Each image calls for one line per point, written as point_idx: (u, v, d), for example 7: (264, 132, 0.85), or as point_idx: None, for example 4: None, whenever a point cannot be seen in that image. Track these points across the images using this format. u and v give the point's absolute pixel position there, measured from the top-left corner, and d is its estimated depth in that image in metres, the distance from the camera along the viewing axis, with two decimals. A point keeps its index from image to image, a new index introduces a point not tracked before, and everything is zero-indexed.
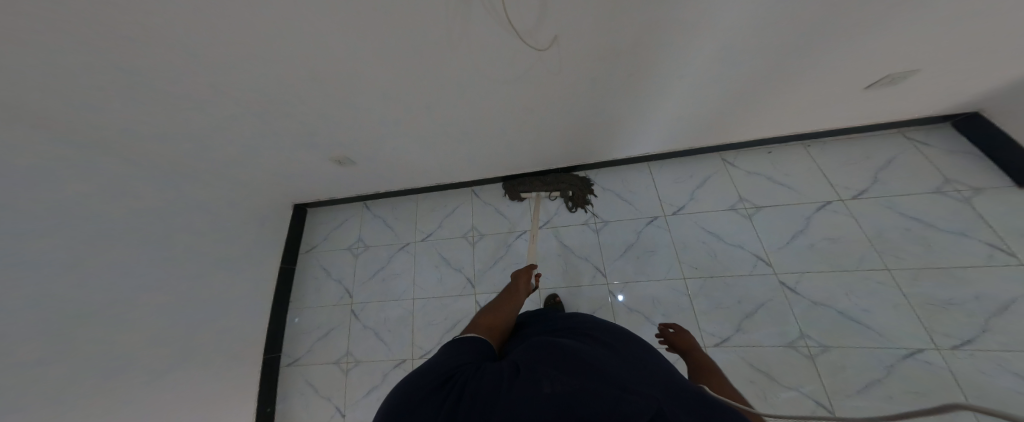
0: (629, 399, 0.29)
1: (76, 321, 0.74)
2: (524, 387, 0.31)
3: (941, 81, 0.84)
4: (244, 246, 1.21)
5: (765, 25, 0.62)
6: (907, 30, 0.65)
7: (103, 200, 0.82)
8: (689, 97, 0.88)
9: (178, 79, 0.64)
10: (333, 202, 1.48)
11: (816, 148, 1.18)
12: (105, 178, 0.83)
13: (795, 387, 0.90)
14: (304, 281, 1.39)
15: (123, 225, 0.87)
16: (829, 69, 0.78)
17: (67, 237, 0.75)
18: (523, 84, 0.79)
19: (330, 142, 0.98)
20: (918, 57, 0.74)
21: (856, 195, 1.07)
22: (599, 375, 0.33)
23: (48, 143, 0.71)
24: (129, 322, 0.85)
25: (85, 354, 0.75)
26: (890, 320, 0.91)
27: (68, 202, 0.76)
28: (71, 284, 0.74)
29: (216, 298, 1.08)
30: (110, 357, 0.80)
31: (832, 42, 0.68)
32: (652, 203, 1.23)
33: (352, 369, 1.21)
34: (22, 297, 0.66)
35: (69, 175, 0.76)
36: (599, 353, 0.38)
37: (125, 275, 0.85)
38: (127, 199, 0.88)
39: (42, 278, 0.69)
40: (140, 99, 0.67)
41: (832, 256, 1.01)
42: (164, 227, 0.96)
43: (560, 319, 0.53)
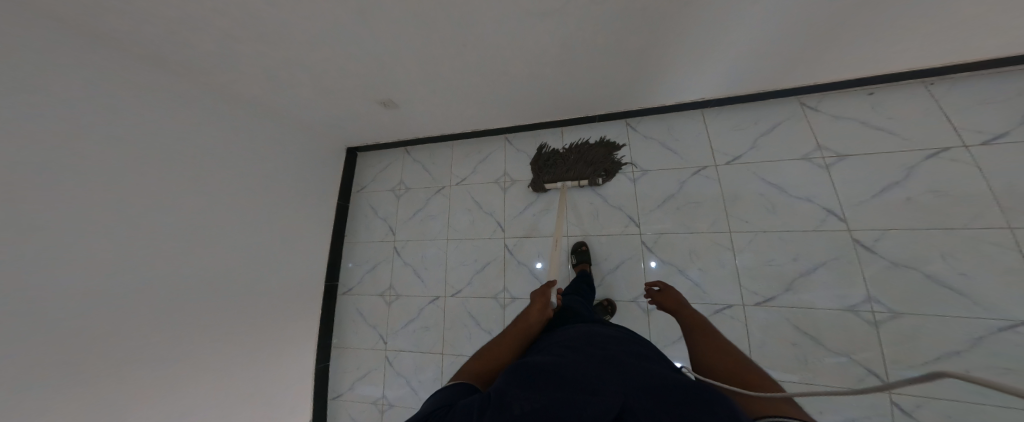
0: (596, 403, 0.32)
1: (196, 228, 0.94)
2: (500, 406, 0.32)
3: None
4: (309, 181, 1.37)
5: None
6: None
7: (205, 132, 0.97)
8: (771, 23, 0.72)
9: (244, 13, 0.70)
10: (377, 146, 1.58)
11: (943, 84, 0.91)
12: (206, 112, 0.98)
13: (844, 354, 0.83)
14: (355, 217, 1.56)
15: (228, 154, 1.04)
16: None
17: (185, 161, 0.92)
18: (565, 12, 0.72)
19: (374, 84, 1.02)
20: None
21: (989, 139, 0.84)
22: (574, 386, 0.35)
23: (148, 75, 0.85)
24: (238, 235, 1.05)
25: (207, 256, 0.96)
26: (994, 288, 0.76)
27: (186, 132, 0.92)
28: (189, 197, 0.92)
29: (292, 226, 1.27)
30: (225, 264, 1.01)
31: None
32: (703, 151, 1.10)
33: (393, 301, 1.38)
34: (154, 204, 0.84)
35: (180, 108, 0.91)
36: (577, 363, 0.41)
37: (234, 195, 1.05)
38: (224, 133, 1.03)
39: (171, 194, 0.88)
40: (219, 36, 0.76)
41: (934, 213, 0.83)
42: (253, 159, 1.13)
43: (553, 337, 0.55)
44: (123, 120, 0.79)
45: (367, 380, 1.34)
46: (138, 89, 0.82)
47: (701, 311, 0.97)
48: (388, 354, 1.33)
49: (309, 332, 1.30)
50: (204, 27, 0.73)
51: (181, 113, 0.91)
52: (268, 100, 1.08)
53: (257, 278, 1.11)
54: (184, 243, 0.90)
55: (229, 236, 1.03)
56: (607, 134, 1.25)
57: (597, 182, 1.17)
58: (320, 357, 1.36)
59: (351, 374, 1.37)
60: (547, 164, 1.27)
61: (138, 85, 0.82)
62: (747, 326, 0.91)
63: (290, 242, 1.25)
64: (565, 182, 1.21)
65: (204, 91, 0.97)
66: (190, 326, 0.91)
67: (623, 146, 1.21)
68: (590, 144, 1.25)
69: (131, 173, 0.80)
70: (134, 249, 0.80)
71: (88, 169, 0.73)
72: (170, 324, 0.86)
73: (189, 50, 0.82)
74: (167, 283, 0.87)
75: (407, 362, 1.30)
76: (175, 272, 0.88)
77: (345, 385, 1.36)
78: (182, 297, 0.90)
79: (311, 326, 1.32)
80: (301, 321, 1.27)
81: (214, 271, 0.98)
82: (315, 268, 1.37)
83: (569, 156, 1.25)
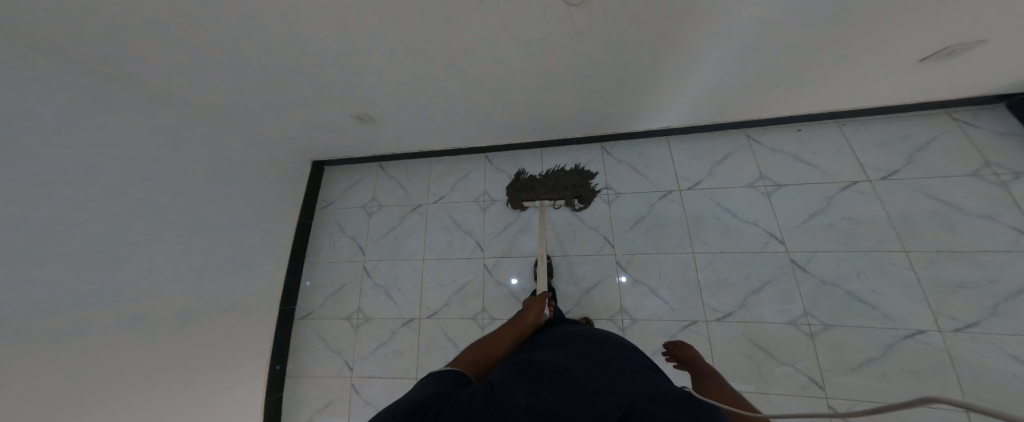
0: (597, 407, 0.37)
1: (122, 248, 0.84)
2: (506, 396, 0.37)
3: (991, 55, 0.80)
4: (266, 194, 1.27)
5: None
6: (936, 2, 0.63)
7: (134, 139, 0.87)
8: (720, 68, 0.86)
9: (205, 22, 0.67)
10: (347, 160, 1.51)
11: (852, 126, 1.11)
12: (145, 118, 0.90)
13: (789, 363, 0.95)
14: (320, 236, 1.45)
15: (168, 165, 0.95)
16: (892, 32, 0.72)
17: (115, 174, 0.83)
18: (547, 45, 0.78)
19: (347, 98, 0.99)
20: (949, 33, 0.72)
21: (887, 175, 1.03)
22: (573, 384, 0.40)
23: (51, 68, 0.73)
24: (176, 256, 0.96)
25: (134, 281, 0.86)
26: (898, 303, 0.92)
27: (119, 140, 0.84)
28: (101, 213, 0.80)
29: (244, 246, 1.16)
30: (157, 288, 0.91)
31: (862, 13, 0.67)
32: (668, 177, 1.20)
33: (361, 325, 1.29)
34: (69, 225, 0.74)
35: (116, 114, 0.84)
36: (572, 362, 0.45)
37: (171, 211, 0.95)
38: (166, 144, 0.95)
39: (93, 211, 0.78)
40: (179, 40, 0.72)
41: (851, 237, 1.00)
42: (189, 171, 1.01)
43: (545, 335, 0.60)
44: (27, 122, 0.68)
45: (329, 412, 1.23)
46: (49, 86, 0.72)
47: (672, 326, 1.05)
48: (354, 382, 1.24)
49: (258, 361, 1.18)
50: (159, 32, 0.69)
51: (94, 116, 0.79)
52: (223, 107, 1.01)
53: (199, 300, 1.01)
54: (92, 267, 0.78)
55: (164, 257, 0.93)
56: (583, 157, 1.32)
57: (573, 206, 1.25)
58: (272, 389, 1.23)
59: (310, 405, 1.25)
60: (529, 180, 1.31)
61: (47, 82, 0.72)
62: (710, 339, 1.01)
63: (236, 263, 1.13)
64: (542, 200, 1.26)
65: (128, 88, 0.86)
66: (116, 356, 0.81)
67: (598, 174, 1.27)
68: (566, 171, 1.30)
69: (29, 186, 0.68)
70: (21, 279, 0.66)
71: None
72: (72, 363, 0.73)
73: (132, 44, 0.73)
74: (87, 310, 0.76)
75: (376, 391, 1.21)
76: (97, 299, 0.78)
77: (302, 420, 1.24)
78: (105, 325, 0.79)
79: (260, 354, 1.19)
80: (246, 349, 1.14)
81: (132, 299, 0.85)
82: (269, 291, 1.25)
83: (551, 177, 1.30)
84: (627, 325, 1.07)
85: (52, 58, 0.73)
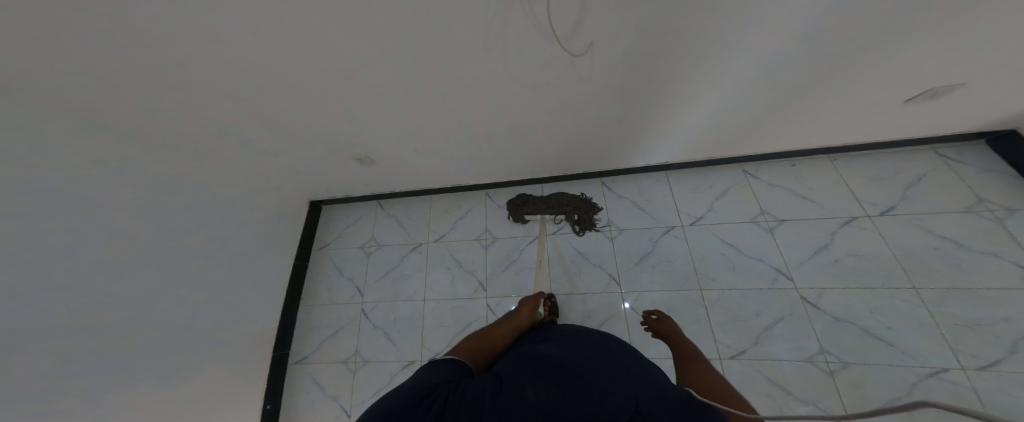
0: (608, 403, 0.37)
1: (105, 301, 0.79)
2: (515, 391, 0.37)
3: (963, 100, 0.86)
4: (262, 236, 1.25)
5: (792, 44, 0.66)
6: (914, 50, 0.68)
7: (125, 188, 0.85)
8: (713, 109, 0.90)
9: (217, 76, 0.69)
10: (347, 200, 1.51)
11: (843, 161, 1.16)
12: (141, 164, 0.89)
13: (812, 402, 0.90)
14: (316, 278, 1.41)
15: (160, 212, 0.93)
16: (880, 75, 0.77)
17: (104, 221, 0.81)
18: (550, 88, 0.82)
19: (350, 141, 1.01)
20: (924, 78, 0.77)
21: (883, 211, 1.06)
22: (583, 384, 0.40)
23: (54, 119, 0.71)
24: (160, 306, 0.90)
25: (114, 337, 0.80)
26: (915, 341, 0.90)
27: (113, 187, 0.83)
28: (79, 265, 0.75)
29: (232, 291, 1.11)
30: (136, 344, 0.84)
31: (846, 59, 0.71)
32: (670, 212, 1.21)
33: (359, 369, 1.21)
34: (54, 280, 0.70)
35: (114, 163, 0.83)
36: (577, 358, 0.46)
37: (158, 258, 0.91)
38: (158, 191, 0.93)
39: (76, 263, 0.74)
40: (188, 94, 0.73)
41: (856, 274, 1.01)
42: (177, 218, 0.98)
43: (549, 330, 0.61)
44: (23, 176, 0.66)
45: None
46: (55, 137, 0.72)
47: None
48: None
49: (248, 410, 1.10)
50: (168, 88, 0.71)
51: (92, 164, 0.78)
52: (225, 156, 1.02)
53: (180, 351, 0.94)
54: (69, 325, 0.72)
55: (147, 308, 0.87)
56: (584, 191, 1.33)
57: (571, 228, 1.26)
58: None
59: None
60: (532, 196, 1.34)
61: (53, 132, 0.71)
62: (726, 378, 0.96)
63: (224, 309, 1.08)
64: (542, 214, 1.30)
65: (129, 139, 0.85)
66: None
67: (601, 208, 1.28)
68: (571, 195, 1.31)
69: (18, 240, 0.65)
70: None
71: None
72: None
73: (145, 98, 0.73)
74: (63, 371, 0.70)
75: None
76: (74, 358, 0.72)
77: None
78: (80, 387, 0.73)
79: (254, 402, 1.13)
80: (229, 402, 1.06)
81: (109, 353, 0.79)
82: (263, 336, 1.20)
83: (555, 195, 1.32)
84: None
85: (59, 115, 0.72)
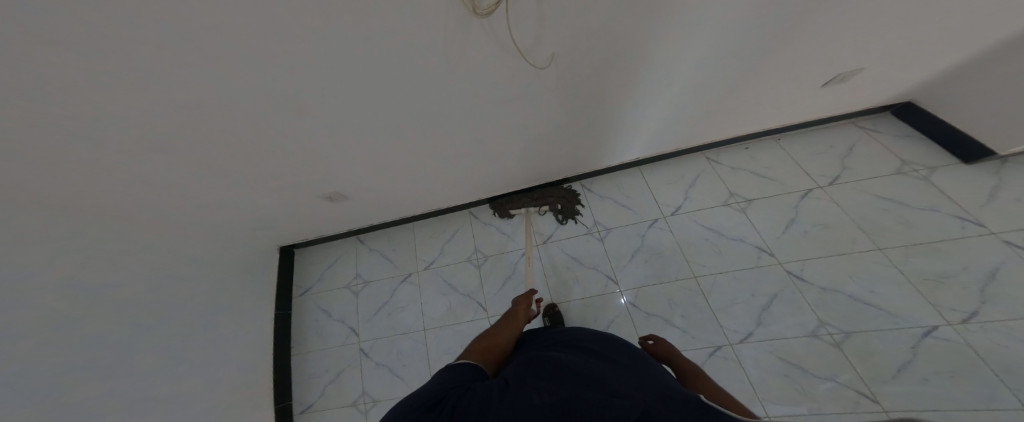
0: (615, 404, 0.30)
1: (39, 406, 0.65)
2: (520, 393, 0.31)
3: (870, 79, 1.01)
4: (227, 296, 1.12)
5: (730, 45, 0.76)
6: (826, 41, 0.80)
7: (65, 265, 0.75)
8: (671, 106, 0.99)
9: (178, 135, 0.65)
10: (322, 240, 1.42)
11: (786, 141, 1.30)
12: (77, 238, 0.78)
13: (830, 377, 0.89)
14: (303, 323, 1.30)
15: (104, 286, 0.81)
16: (799, 65, 0.89)
17: (44, 303, 0.69)
18: (523, 101, 0.86)
19: (324, 178, 0.98)
20: (837, 64, 0.90)
21: (832, 181, 1.18)
22: (591, 385, 0.34)
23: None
24: (99, 403, 0.75)
25: None
26: (895, 299, 0.95)
27: (49, 266, 0.71)
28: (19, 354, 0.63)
29: (189, 370, 0.95)
30: None
31: (774, 52, 0.82)
32: (651, 205, 1.26)
33: (371, 409, 1.10)
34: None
35: (44, 239, 0.72)
36: (586, 360, 0.41)
37: (100, 343, 0.77)
38: (97, 264, 0.81)
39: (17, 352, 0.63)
40: (148, 154, 0.68)
41: (827, 240, 1.08)
42: (118, 288, 0.84)
43: (553, 333, 0.54)
44: None
45: None
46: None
47: (698, 357, 0.98)
48: None
49: None
50: (120, 153, 0.65)
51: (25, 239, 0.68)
52: (178, 215, 0.93)
53: None
54: None
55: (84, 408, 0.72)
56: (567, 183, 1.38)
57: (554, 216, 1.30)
58: None
59: None
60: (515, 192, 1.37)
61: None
62: (742, 365, 0.94)
63: (180, 392, 0.91)
64: (528, 207, 1.32)
65: (54, 211, 0.74)
66: None
67: (585, 209, 1.31)
68: (553, 186, 1.35)
69: None
70: None
71: None
72: None
73: (85, 161, 0.64)
74: None
75: None
76: None
77: None
78: None
79: None
80: None
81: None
82: (245, 403, 1.07)
83: (537, 189, 1.35)
84: None
85: None
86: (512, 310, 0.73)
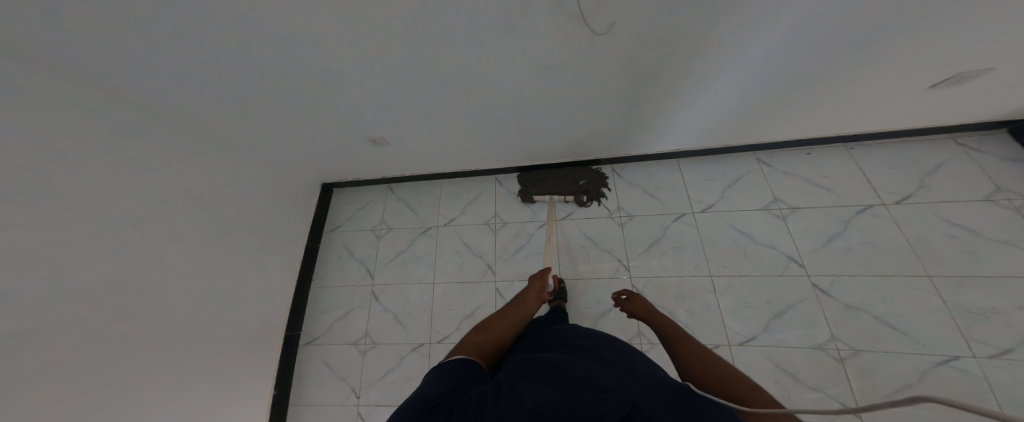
0: (605, 400, 0.34)
1: (138, 277, 0.82)
2: (513, 396, 0.35)
3: (994, 86, 0.84)
4: (277, 219, 1.27)
5: (830, 23, 0.64)
6: (956, 32, 0.65)
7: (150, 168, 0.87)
8: (737, 94, 0.89)
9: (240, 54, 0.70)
10: (358, 183, 1.53)
11: (860, 150, 1.14)
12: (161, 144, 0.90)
13: (819, 388, 0.91)
14: (327, 259, 1.44)
15: (184, 190, 0.95)
16: (905, 59, 0.74)
17: (130, 200, 0.82)
18: (568, 72, 0.81)
19: (363, 122, 1.02)
20: (956, 61, 0.74)
21: (900, 199, 1.05)
22: (582, 384, 0.38)
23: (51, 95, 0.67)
24: (184, 282, 0.93)
25: (142, 307, 0.83)
26: (925, 328, 0.91)
27: (138, 167, 0.84)
28: (108, 240, 0.77)
29: (248, 272, 1.13)
30: (161, 319, 0.87)
31: (882, 42, 0.69)
32: (682, 198, 1.22)
33: (369, 351, 1.23)
34: (84, 254, 0.72)
35: (135, 139, 0.83)
36: (578, 359, 0.45)
37: (183, 238, 0.94)
38: (179, 169, 0.94)
39: (104, 240, 0.76)
40: (212, 71, 0.74)
41: (869, 261, 1.01)
42: (196, 197, 0.99)
43: (549, 333, 0.58)
44: (64, 149, 0.69)
45: None
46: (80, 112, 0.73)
47: None
48: (360, 411, 1.15)
49: (261, 385, 1.13)
50: (195, 66, 0.72)
51: (118, 139, 0.80)
52: (239, 136, 1.03)
53: (203, 318, 0.97)
54: (101, 300, 0.75)
55: (174, 285, 0.90)
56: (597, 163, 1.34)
57: (581, 201, 1.28)
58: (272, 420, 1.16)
59: None
60: (541, 172, 1.36)
61: (82, 108, 0.73)
62: (734, 364, 0.97)
63: (243, 285, 1.11)
64: (552, 195, 1.31)
65: (143, 118, 0.84)
66: (118, 395, 0.76)
67: (611, 192, 1.29)
68: (581, 167, 1.33)
69: (43, 215, 0.66)
70: (24, 319, 0.62)
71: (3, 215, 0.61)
72: (77, 398, 0.69)
73: (164, 69, 0.72)
74: (97, 334, 0.74)
75: None
76: (104, 328, 0.75)
77: None
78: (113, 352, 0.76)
79: (265, 379, 1.15)
80: (248, 372, 1.10)
81: (134, 327, 0.81)
82: (270, 320, 1.20)
83: (564, 168, 1.34)
84: (648, 349, 1.03)
85: (86, 96, 0.73)
86: (520, 294, 0.77)
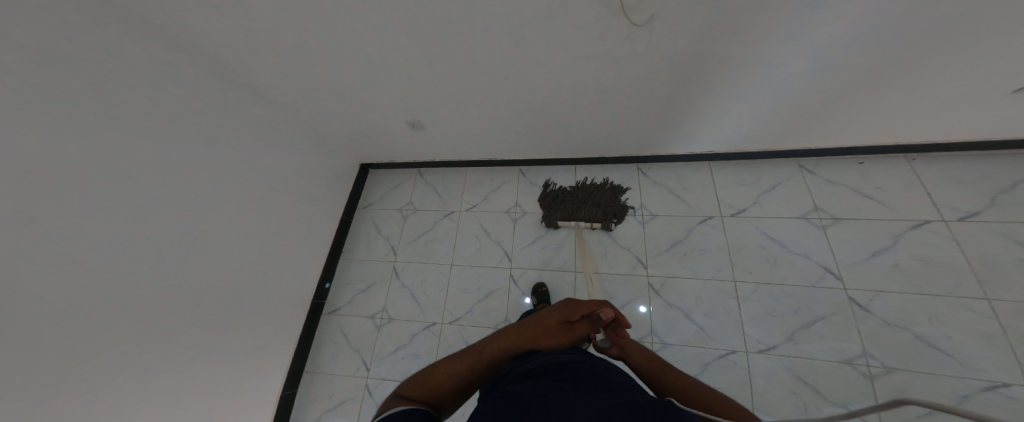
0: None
1: (212, 225, 0.96)
2: None
3: None
4: (319, 191, 1.39)
5: (886, 17, 0.61)
6: None
7: (225, 134, 1.00)
8: (779, 94, 0.85)
9: (304, 33, 0.79)
10: (393, 165, 1.63)
11: (921, 162, 1.04)
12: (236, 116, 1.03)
13: (842, 405, 0.85)
14: (357, 233, 1.55)
15: (248, 157, 1.08)
16: (982, 60, 0.68)
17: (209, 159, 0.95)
18: (600, 64, 0.83)
19: (401, 105, 1.09)
20: None
21: (963, 217, 0.95)
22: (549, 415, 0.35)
23: (152, 60, 0.81)
24: (245, 236, 1.07)
25: (211, 252, 0.95)
26: (977, 353, 0.82)
27: (218, 133, 0.98)
28: (188, 192, 0.90)
29: (293, 235, 1.26)
30: (224, 265, 1.00)
31: (947, 41, 0.64)
32: (710, 201, 1.18)
33: (385, 324, 1.31)
34: (175, 198, 0.86)
35: (218, 110, 0.97)
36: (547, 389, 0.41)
37: (244, 197, 1.07)
38: (247, 138, 1.07)
39: (187, 191, 0.89)
40: (281, 46, 0.84)
41: (918, 278, 0.92)
42: (257, 163, 1.12)
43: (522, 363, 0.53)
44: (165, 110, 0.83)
45: (340, 411, 1.21)
46: (178, 81, 0.86)
47: (705, 355, 0.98)
48: (369, 383, 1.23)
49: (291, 341, 1.24)
50: (268, 41, 0.82)
51: (205, 108, 0.93)
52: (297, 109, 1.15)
53: (254, 270, 1.10)
54: (181, 242, 0.88)
55: (235, 238, 1.03)
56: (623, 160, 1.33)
57: (609, 225, 1.23)
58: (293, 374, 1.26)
59: (322, 403, 1.24)
60: (558, 198, 1.29)
61: (180, 78, 0.87)
62: (749, 372, 0.93)
63: (287, 245, 1.23)
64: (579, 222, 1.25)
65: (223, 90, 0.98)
66: (187, 322, 0.89)
67: (632, 189, 1.28)
68: (597, 186, 1.29)
69: (145, 161, 0.80)
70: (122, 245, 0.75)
71: (116, 159, 0.74)
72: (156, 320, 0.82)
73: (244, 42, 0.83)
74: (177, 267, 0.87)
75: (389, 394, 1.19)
76: (184, 264, 0.88)
77: (313, 415, 1.23)
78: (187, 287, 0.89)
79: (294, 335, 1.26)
80: (284, 325, 1.21)
81: (205, 268, 0.94)
82: (304, 285, 1.30)
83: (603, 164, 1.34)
84: (657, 349, 1.01)
85: (181, 69, 0.87)
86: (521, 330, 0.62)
